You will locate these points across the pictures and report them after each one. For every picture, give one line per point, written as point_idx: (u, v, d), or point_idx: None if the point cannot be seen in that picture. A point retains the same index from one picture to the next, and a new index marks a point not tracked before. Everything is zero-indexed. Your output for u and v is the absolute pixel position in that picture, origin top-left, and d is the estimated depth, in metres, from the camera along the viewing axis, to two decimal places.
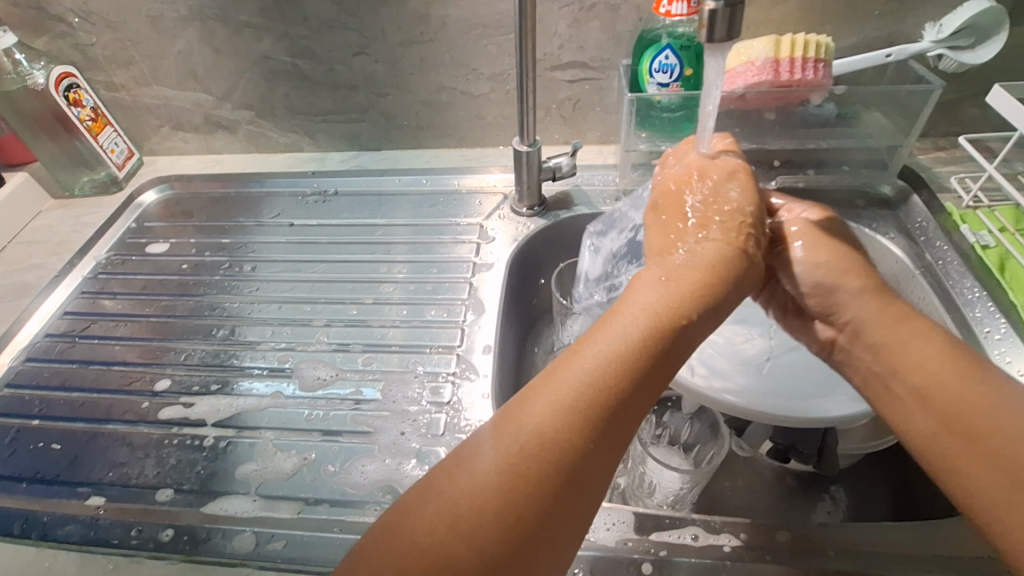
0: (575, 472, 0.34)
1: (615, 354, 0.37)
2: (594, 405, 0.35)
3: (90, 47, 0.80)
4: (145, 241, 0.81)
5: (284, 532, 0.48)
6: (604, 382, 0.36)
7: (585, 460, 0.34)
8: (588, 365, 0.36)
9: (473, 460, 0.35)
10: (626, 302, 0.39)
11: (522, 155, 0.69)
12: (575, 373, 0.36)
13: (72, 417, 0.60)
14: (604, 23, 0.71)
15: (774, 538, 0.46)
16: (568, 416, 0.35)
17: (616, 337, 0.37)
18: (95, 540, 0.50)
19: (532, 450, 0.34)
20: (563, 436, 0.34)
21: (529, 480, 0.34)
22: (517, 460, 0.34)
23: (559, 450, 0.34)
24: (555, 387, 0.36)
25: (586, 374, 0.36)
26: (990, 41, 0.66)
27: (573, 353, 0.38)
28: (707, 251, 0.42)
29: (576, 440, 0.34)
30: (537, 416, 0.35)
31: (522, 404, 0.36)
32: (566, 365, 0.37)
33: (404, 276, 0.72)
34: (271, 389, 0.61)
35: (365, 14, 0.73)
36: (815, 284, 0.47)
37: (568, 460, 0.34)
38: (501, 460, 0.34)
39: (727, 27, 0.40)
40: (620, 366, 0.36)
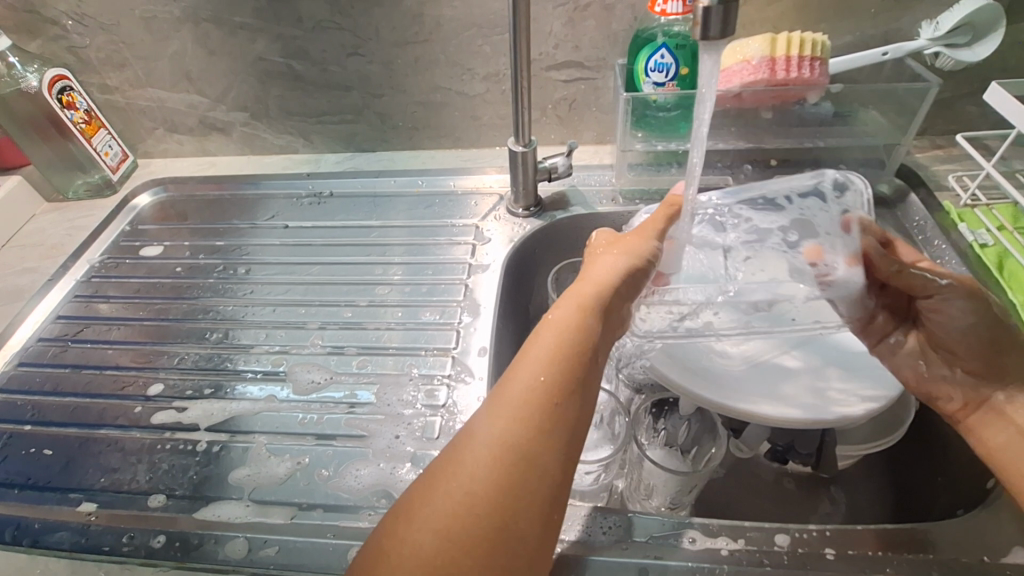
0: (528, 471, 0.36)
1: (545, 363, 0.41)
2: (534, 409, 0.39)
3: (83, 49, 0.79)
4: (139, 243, 0.80)
5: (277, 537, 0.48)
6: (538, 387, 0.39)
7: (537, 459, 0.37)
8: (524, 376, 0.40)
9: (435, 483, 0.37)
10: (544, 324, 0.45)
11: (518, 156, 0.68)
12: (509, 388, 0.40)
13: (64, 422, 0.60)
14: (599, 22, 0.70)
15: (774, 543, 0.45)
16: (513, 423, 0.38)
17: (543, 349, 0.42)
18: (86, 547, 0.49)
19: (484, 460, 0.37)
20: (509, 441, 0.37)
21: (489, 488, 0.36)
22: (474, 472, 0.36)
23: (508, 453, 0.37)
24: (496, 402, 0.40)
25: (531, 386, 0.40)
26: (987, 39, 0.66)
27: (508, 372, 0.42)
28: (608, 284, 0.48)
29: (522, 441, 0.37)
30: (483, 431, 0.38)
31: (469, 426, 0.39)
32: (503, 384, 0.41)
33: (400, 278, 0.71)
34: (265, 393, 0.60)
35: (359, 14, 0.73)
36: (992, 340, 0.50)
37: (520, 461, 0.37)
38: (461, 475, 0.36)
39: (722, 25, 0.39)
40: (549, 371, 0.40)
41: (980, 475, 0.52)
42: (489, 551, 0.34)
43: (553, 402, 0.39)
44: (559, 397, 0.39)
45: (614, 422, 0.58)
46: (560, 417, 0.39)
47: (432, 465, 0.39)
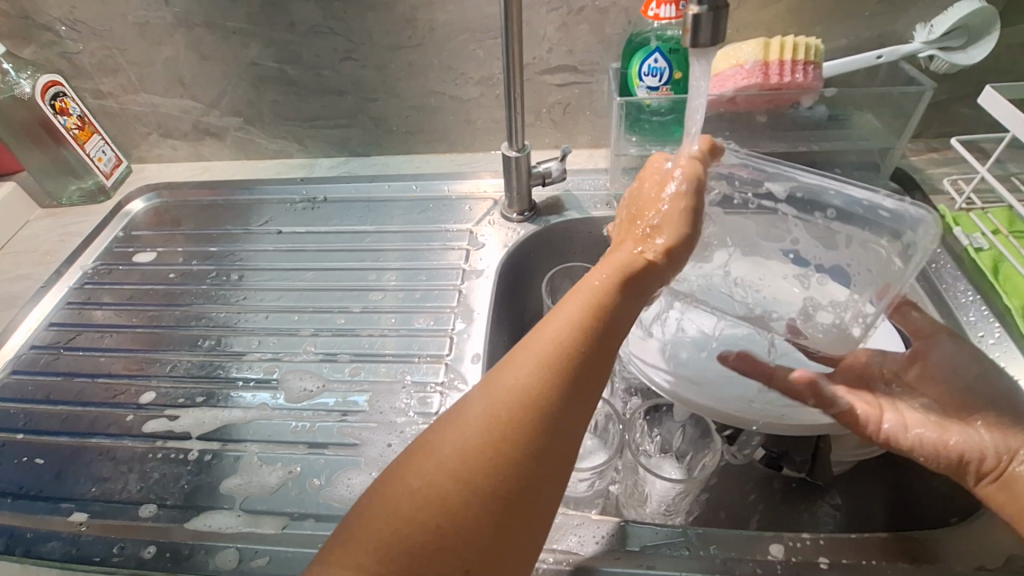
0: (546, 427, 0.36)
1: (578, 320, 0.39)
2: (561, 365, 0.38)
3: (76, 55, 0.79)
4: (133, 250, 0.80)
5: (268, 547, 0.47)
6: (558, 346, 0.38)
7: (558, 416, 0.37)
8: (555, 332, 0.39)
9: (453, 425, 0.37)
10: (585, 277, 0.42)
11: (511, 161, 0.68)
12: (538, 341, 0.39)
13: (56, 431, 0.59)
14: (592, 26, 0.70)
15: (769, 552, 0.45)
16: (538, 375, 0.37)
17: (578, 305, 0.40)
18: (77, 558, 0.49)
19: (502, 414, 0.36)
20: (531, 395, 0.37)
21: (507, 438, 0.36)
22: (495, 420, 0.36)
23: (529, 409, 0.36)
24: (520, 354, 0.39)
25: (550, 343, 0.38)
26: (981, 41, 0.66)
27: (539, 325, 0.41)
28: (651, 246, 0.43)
29: (542, 397, 0.37)
30: (506, 380, 0.38)
31: (494, 373, 0.39)
32: (533, 337, 0.40)
33: (394, 284, 0.71)
34: (257, 400, 0.60)
35: (352, 19, 0.72)
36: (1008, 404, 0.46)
37: (539, 418, 0.36)
38: (482, 419, 0.36)
39: (712, 31, 0.39)
40: (582, 330, 0.39)
41: None
42: (498, 497, 0.34)
43: (580, 361, 0.38)
44: (586, 358, 0.38)
45: (608, 427, 0.58)
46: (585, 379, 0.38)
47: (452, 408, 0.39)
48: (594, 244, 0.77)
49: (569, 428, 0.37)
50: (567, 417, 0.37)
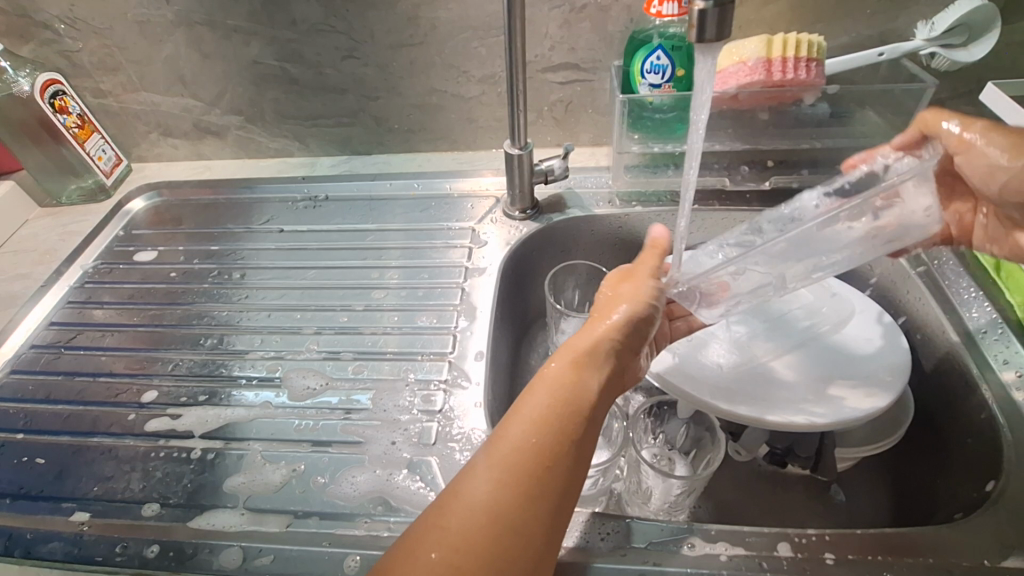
0: (517, 537, 0.35)
1: (542, 415, 0.39)
2: (529, 462, 0.37)
3: (76, 53, 0.79)
4: (133, 249, 0.80)
5: (273, 546, 0.47)
6: (524, 445, 0.38)
7: (528, 524, 0.36)
8: (519, 429, 0.39)
9: (414, 550, 0.35)
10: (544, 370, 0.42)
11: (513, 158, 0.68)
12: (501, 444, 0.39)
13: (57, 430, 0.59)
14: (595, 23, 0.70)
15: (775, 548, 0.45)
16: (505, 479, 0.37)
17: (540, 399, 0.40)
18: (79, 557, 0.49)
19: (469, 530, 0.35)
20: (498, 505, 0.36)
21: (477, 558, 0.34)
22: (461, 536, 0.35)
23: (497, 521, 0.36)
24: (483, 458, 0.38)
25: (515, 442, 0.38)
26: (984, 38, 0.65)
27: (498, 428, 0.40)
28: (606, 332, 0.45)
29: (509, 507, 0.36)
30: (470, 491, 0.37)
31: (457, 481, 0.38)
32: (496, 439, 0.39)
33: (397, 282, 0.71)
34: (260, 399, 0.60)
35: (353, 17, 0.72)
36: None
37: (510, 521, 0.36)
38: (449, 539, 0.35)
39: (718, 26, 0.39)
40: (546, 426, 0.39)
41: (979, 478, 0.51)
42: None
43: (544, 460, 0.38)
44: (551, 455, 0.38)
45: (611, 425, 0.58)
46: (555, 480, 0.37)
47: (412, 529, 0.37)
48: (596, 241, 0.77)
49: (542, 531, 0.36)
50: (541, 515, 0.36)
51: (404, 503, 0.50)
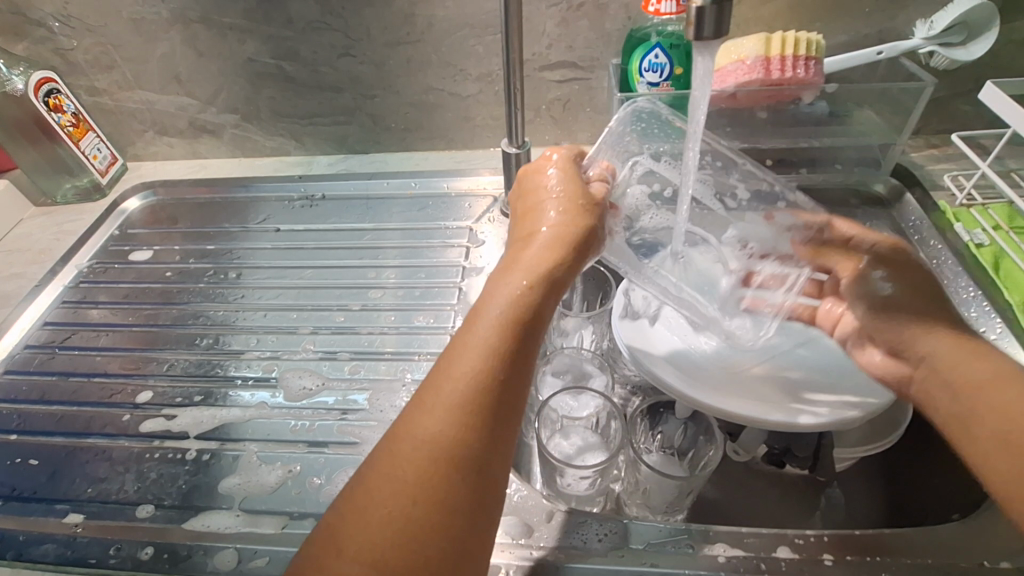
0: (471, 459, 0.35)
1: (492, 339, 0.38)
2: (485, 384, 0.37)
3: (70, 51, 0.78)
4: (129, 248, 0.79)
5: (268, 547, 0.47)
6: (483, 365, 0.37)
7: (476, 453, 0.35)
8: (468, 357, 0.38)
9: (362, 495, 0.35)
10: (493, 291, 0.41)
11: (511, 158, 0.68)
12: (451, 371, 0.38)
13: (51, 431, 0.59)
14: (592, 22, 0.70)
15: (775, 549, 0.45)
16: (464, 405, 0.36)
17: (489, 323, 0.39)
18: (72, 559, 0.48)
19: (419, 464, 0.35)
20: (448, 437, 0.35)
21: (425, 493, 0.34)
22: (416, 461, 0.35)
23: (451, 444, 0.35)
24: (443, 381, 0.37)
25: (473, 362, 0.38)
26: (982, 37, 0.65)
27: (457, 344, 0.39)
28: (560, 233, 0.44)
29: (458, 437, 0.35)
30: (418, 425, 0.36)
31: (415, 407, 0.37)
32: (443, 369, 0.38)
33: (394, 281, 0.70)
34: (256, 399, 0.59)
35: (349, 14, 0.72)
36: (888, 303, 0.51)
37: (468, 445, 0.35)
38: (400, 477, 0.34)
39: (716, 24, 0.39)
40: (495, 351, 0.38)
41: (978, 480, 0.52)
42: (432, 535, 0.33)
43: (501, 378, 0.37)
44: (506, 372, 0.38)
45: (610, 423, 0.58)
46: (502, 401, 0.37)
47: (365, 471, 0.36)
48: None
49: (497, 451, 0.36)
50: (496, 437, 0.36)
51: None
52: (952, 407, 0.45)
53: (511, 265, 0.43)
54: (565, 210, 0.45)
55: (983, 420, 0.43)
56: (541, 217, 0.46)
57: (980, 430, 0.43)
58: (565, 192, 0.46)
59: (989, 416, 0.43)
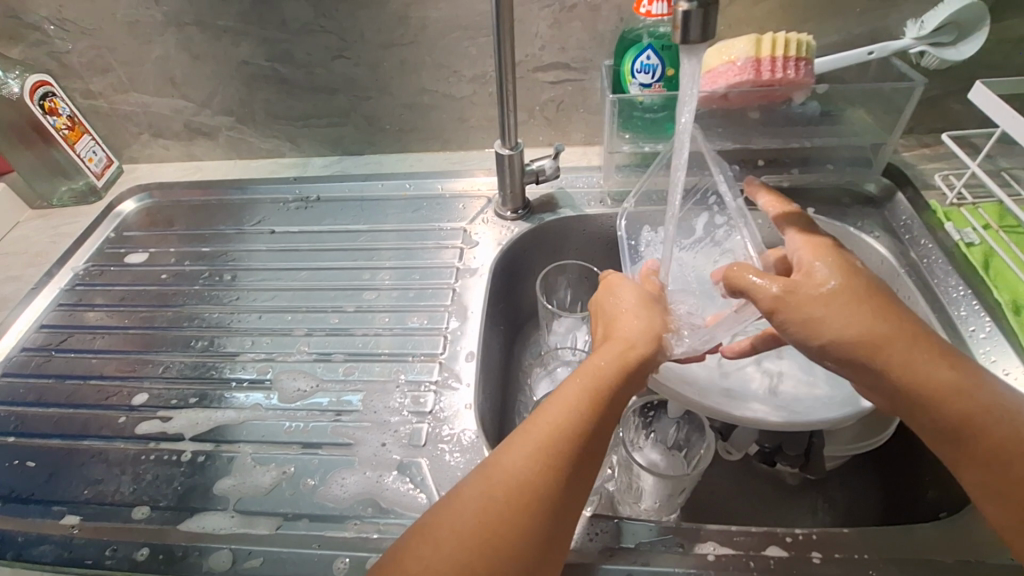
0: (534, 521, 0.38)
1: (572, 418, 0.41)
2: (558, 454, 0.40)
3: (66, 55, 0.78)
4: (124, 250, 0.79)
5: (262, 548, 0.47)
6: (560, 435, 0.41)
7: (550, 510, 0.39)
8: (552, 420, 0.41)
9: (446, 518, 0.39)
10: (581, 364, 0.45)
11: (504, 159, 0.68)
12: (539, 426, 0.41)
13: (47, 434, 0.59)
14: (585, 23, 0.70)
15: (765, 548, 0.45)
16: (535, 467, 0.40)
17: (579, 390, 0.43)
18: (69, 560, 0.49)
19: (493, 513, 0.38)
20: (523, 486, 0.39)
21: (495, 535, 0.37)
22: (488, 511, 0.38)
23: (522, 498, 0.39)
24: (521, 440, 0.41)
25: (549, 430, 0.41)
26: (972, 36, 0.66)
27: (537, 412, 0.43)
28: (644, 330, 0.46)
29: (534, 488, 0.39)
30: (499, 465, 0.40)
31: (493, 460, 0.41)
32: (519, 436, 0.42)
33: (389, 283, 0.71)
34: (251, 401, 0.60)
35: (343, 16, 0.72)
36: (844, 359, 0.44)
37: (534, 508, 0.38)
38: (471, 515, 0.38)
39: (702, 28, 0.39)
40: (580, 419, 0.41)
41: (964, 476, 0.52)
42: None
43: (574, 455, 0.40)
44: (580, 452, 0.41)
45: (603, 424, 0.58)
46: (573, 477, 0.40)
47: (445, 500, 0.40)
48: (589, 241, 0.77)
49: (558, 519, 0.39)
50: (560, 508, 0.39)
51: (393, 504, 0.50)
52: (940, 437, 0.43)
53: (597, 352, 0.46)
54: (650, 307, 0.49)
55: (979, 460, 0.41)
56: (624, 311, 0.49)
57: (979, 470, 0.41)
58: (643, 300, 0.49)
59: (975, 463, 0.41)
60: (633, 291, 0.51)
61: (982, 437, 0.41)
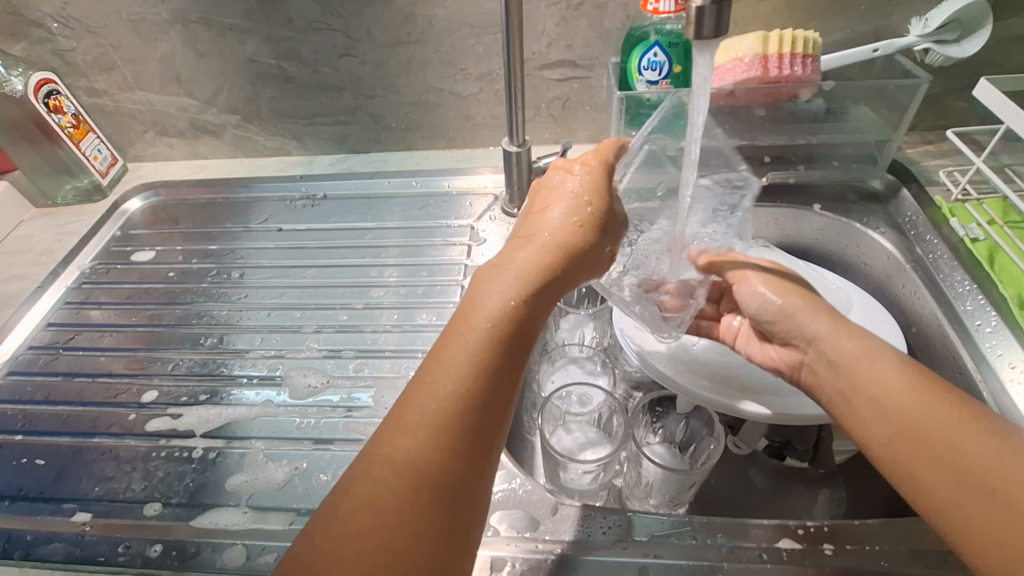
0: (455, 458, 0.34)
1: (486, 338, 0.37)
2: (472, 387, 0.36)
3: (69, 52, 0.78)
4: (130, 249, 0.79)
5: (276, 543, 0.47)
6: (474, 362, 0.36)
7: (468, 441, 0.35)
8: (460, 347, 0.37)
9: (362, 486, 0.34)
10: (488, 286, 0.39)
11: (512, 156, 0.68)
12: (454, 358, 0.36)
13: (56, 431, 0.59)
14: (592, 21, 0.70)
15: (778, 540, 0.45)
16: (449, 406, 0.35)
17: (493, 312, 0.38)
18: (81, 558, 0.49)
19: (412, 462, 0.34)
20: (429, 469, 0.34)
21: (419, 488, 0.34)
22: (403, 464, 0.34)
23: (441, 441, 0.34)
24: (432, 375, 0.36)
25: (462, 359, 0.36)
26: (974, 35, 0.66)
27: (442, 344, 0.38)
28: (558, 240, 0.42)
29: (445, 468, 0.34)
30: (392, 457, 0.34)
31: (398, 412, 0.36)
32: (428, 373, 0.37)
33: (396, 280, 0.71)
34: (261, 398, 0.60)
35: (349, 14, 0.72)
36: (778, 312, 0.50)
37: (455, 445, 0.35)
38: (390, 476, 0.34)
39: (715, 24, 0.39)
40: (479, 361, 0.36)
41: None
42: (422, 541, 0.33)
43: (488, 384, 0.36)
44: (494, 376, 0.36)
45: (612, 420, 0.58)
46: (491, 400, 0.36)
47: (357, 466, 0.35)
48: None
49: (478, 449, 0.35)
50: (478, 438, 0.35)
51: None
52: (836, 382, 0.45)
53: (502, 266, 0.40)
54: (570, 227, 0.42)
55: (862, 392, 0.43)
56: (534, 228, 0.43)
57: (863, 398, 0.43)
58: (575, 198, 0.44)
59: (864, 382, 0.43)
60: (568, 195, 0.44)
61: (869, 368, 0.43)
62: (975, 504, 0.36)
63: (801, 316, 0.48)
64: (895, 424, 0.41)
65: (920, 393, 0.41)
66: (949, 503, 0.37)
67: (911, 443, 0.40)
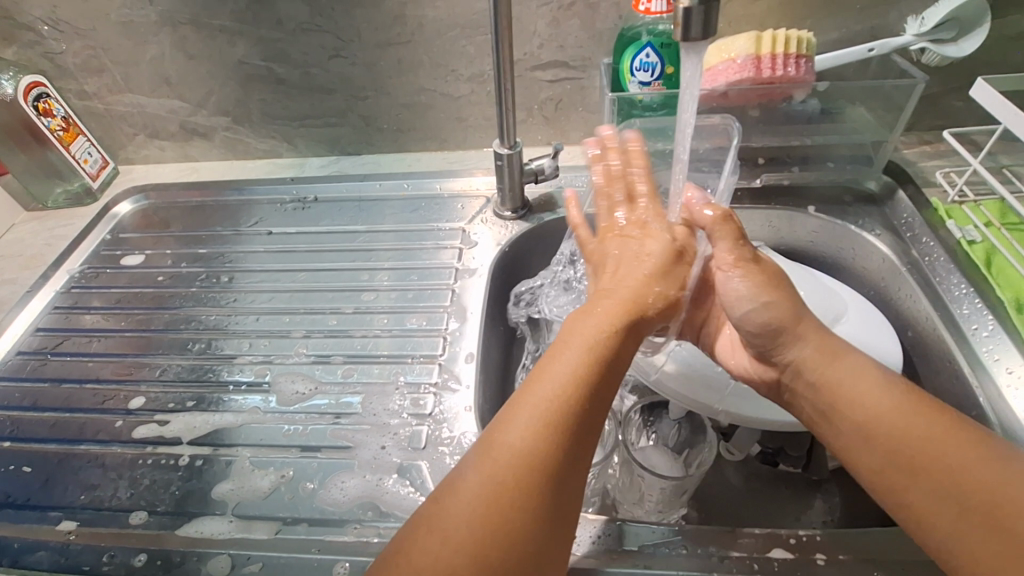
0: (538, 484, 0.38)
1: (571, 375, 0.41)
2: (555, 421, 0.39)
3: (59, 55, 0.78)
4: (121, 252, 0.79)
5: (261, 553, 0.47)
6: (558, 396, 0.40)
7: (552, 467, 0.38)
8: (547, 384, 0.41)
9: (447, 502, 0.38)
10: (573, 329, 0.44)
11: (503, 158, 0.67)
12: (541, 393, 0.41)
13: (43, 438, 0.59)
14: (584, 21, 0.70)
15: (769, 549, 0.45)
16: (533, 435, 0.39)
17: (575, 354, 0.42)
18: (65, 567, 0.48)
19: (497, 482, 0.38)
20: (540, 455, 0.38)
21: (502, 505, 0.37)
22: (486, 483, 0.38)
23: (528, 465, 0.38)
24: (520, 407, 0.40)
25: (548, 392, 0.40)
26: (973, 32, 0.66)
27: (529, 381, 0.42)
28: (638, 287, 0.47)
29: (546, 470, 0.38)
30: (504, 443, 0.39)
31: (487, 436, 0.40)
32: (521, 400, 0.41)
33: (387, 284, 0.70)
34: (249, 404, 0.59)
35: (340, 15, 0.72)
36: (762, 325, 0.47)
37: (539, 472, 0.38)
38: (476, 493, 0.37)
39: (703, 25, 0.39)
40: (567, 395, 0.40)
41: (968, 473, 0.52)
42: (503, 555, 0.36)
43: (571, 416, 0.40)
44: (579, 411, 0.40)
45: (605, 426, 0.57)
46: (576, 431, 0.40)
47: (444, 484, 0.39)
48: None
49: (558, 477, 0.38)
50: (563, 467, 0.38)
51: (394, 508, 0.50)
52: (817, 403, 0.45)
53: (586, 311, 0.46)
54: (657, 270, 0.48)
55: (845, 416, 0.43)
56: (623, 269, 0.49)
57: (856, 419, 0.43)
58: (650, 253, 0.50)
59: (847, 404, 0.43)
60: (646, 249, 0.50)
61: (850, 391, 0.44)
62: (972, 532, 0.37)
63: (788, 335, 0.46)
64: (881, 448, 0.41)
65: (906, 413, 0.42)
66: (944, 531, 0.38)
67: (898, 467, 0.41)
